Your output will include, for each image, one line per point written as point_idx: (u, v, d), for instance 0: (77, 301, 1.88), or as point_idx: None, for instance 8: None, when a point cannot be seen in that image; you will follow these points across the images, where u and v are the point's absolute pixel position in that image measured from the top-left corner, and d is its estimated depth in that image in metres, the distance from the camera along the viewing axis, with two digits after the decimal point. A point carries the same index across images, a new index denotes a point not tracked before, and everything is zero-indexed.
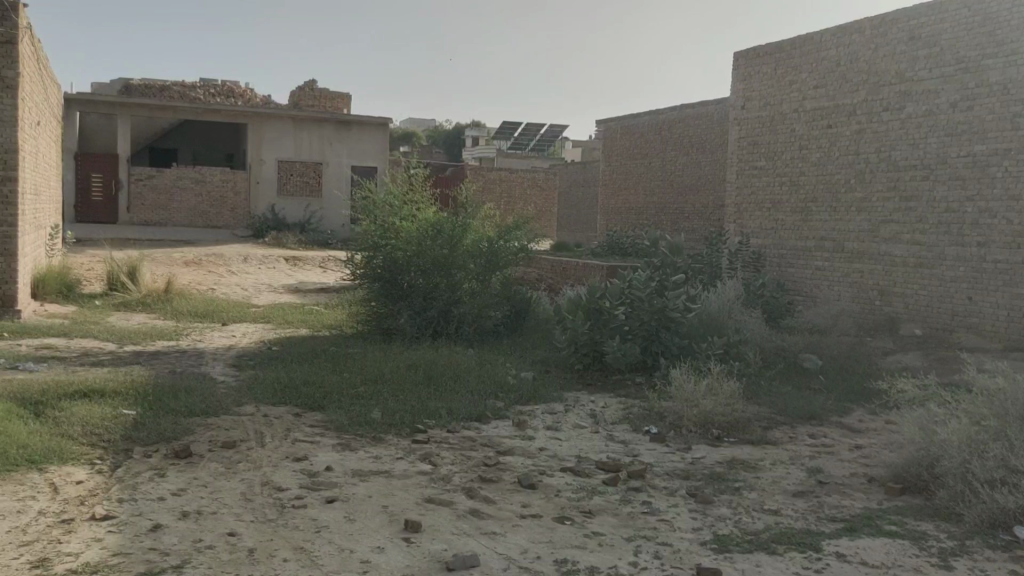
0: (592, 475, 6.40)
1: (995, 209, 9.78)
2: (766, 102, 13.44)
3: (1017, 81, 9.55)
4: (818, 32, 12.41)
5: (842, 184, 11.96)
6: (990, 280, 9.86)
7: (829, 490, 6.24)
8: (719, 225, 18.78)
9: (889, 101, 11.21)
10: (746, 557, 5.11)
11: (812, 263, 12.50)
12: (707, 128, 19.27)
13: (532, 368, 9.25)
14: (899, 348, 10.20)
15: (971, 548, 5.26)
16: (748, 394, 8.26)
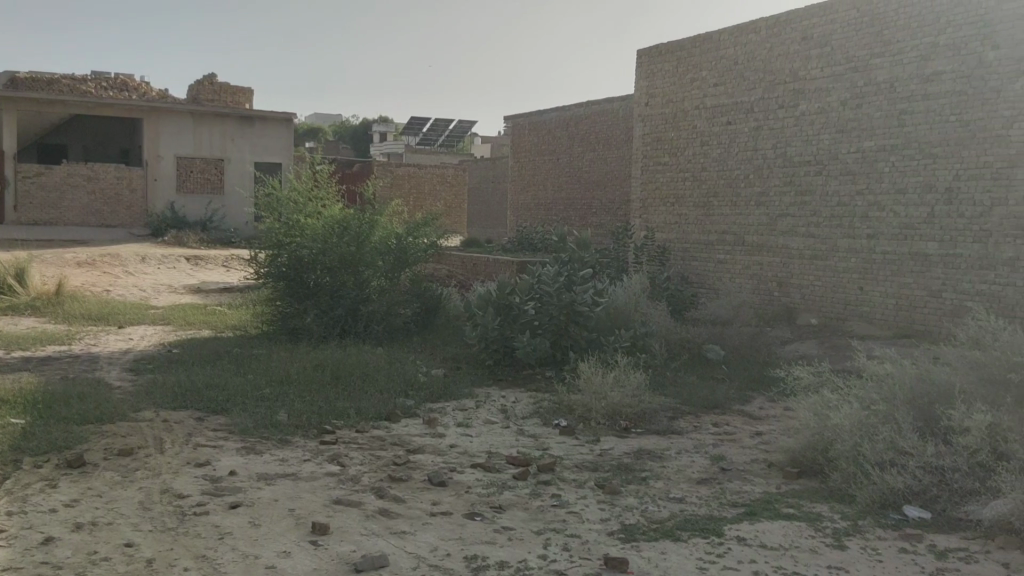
0: (502, 470, 6.42)
1: (883, 203, 10.23)
2: (668, 99, 13.73)
3: (901, 80, 10.00)
4: (717, 31, 12.74)
5: (742, 179, 12.33)
6: (879, 271, 10.32)
7: (731, 476, 6.44)
8: (625, 220, 19.14)
9: (785, 99, 11.60)
10: (652, 545, 5.22)
11: (714, 256, 12.84)
12: (612, 124, 19.58)
13: (442, 365, 9.23)
14: (796, 337, 10.59)
15: (862, 528, 5.51)
16: (654, 385, 8.45)
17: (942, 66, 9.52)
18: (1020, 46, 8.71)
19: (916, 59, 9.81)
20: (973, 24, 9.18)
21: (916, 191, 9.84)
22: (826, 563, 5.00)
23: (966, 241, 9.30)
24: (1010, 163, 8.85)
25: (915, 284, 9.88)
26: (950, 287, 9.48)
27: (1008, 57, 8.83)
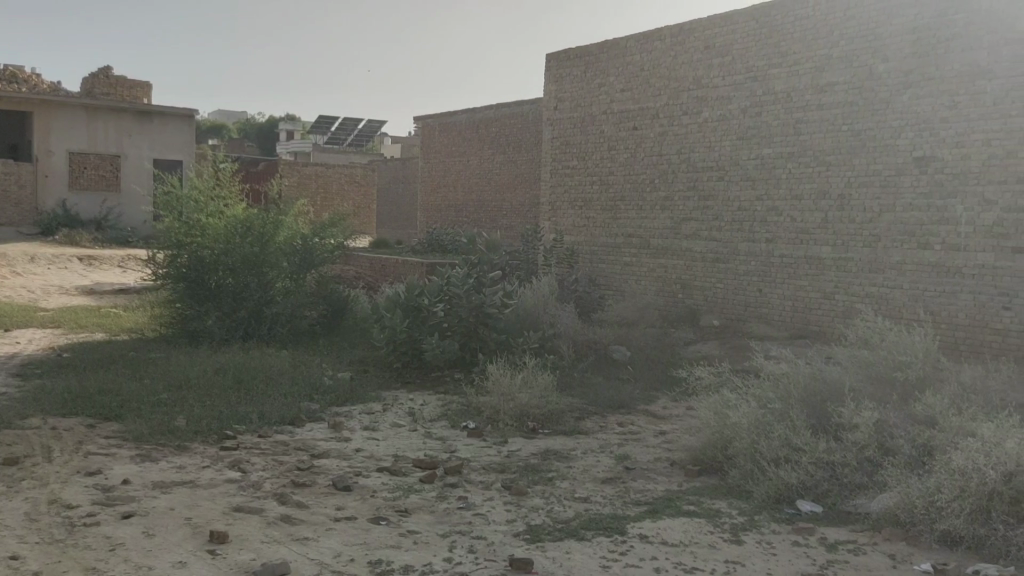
0: (408, 473, 6.38)
1: (781, 208, 10.60)
2: (577, 103, 13.90)
3: (797, 90, 10.39)
4: (623, 38, 12.97)
5: (647, 184, 12.60)
6: (777, 274, 10.69)
7: (635, 475, 6.56)
8: (534, 223, 19.31)
9: (688, 106, 11.90)
10: (557, 545, 5.27)
11: (621, 259, 13.08)
12: (522, 126, 19.72)
13: (349, 367, 9.11)
14: (699, 338, 10.88)
15: (759, 523, 5.69)
16: (562, 385, 8.55)
17: (835, 77, 9.92)
18: (907, 60, 9.16)
19: (811, 70, 10.20)
20: (863, 37, 9.60)
21: (811, 197, 10.24)
22: (724, 558, 5.15)
23: (857, 245, 9.72)
24: (897, 171, 9.29)
25: (810, 287, 10.27)
26: (842, 289, 9.89)
27: (896, 70, 9.27)
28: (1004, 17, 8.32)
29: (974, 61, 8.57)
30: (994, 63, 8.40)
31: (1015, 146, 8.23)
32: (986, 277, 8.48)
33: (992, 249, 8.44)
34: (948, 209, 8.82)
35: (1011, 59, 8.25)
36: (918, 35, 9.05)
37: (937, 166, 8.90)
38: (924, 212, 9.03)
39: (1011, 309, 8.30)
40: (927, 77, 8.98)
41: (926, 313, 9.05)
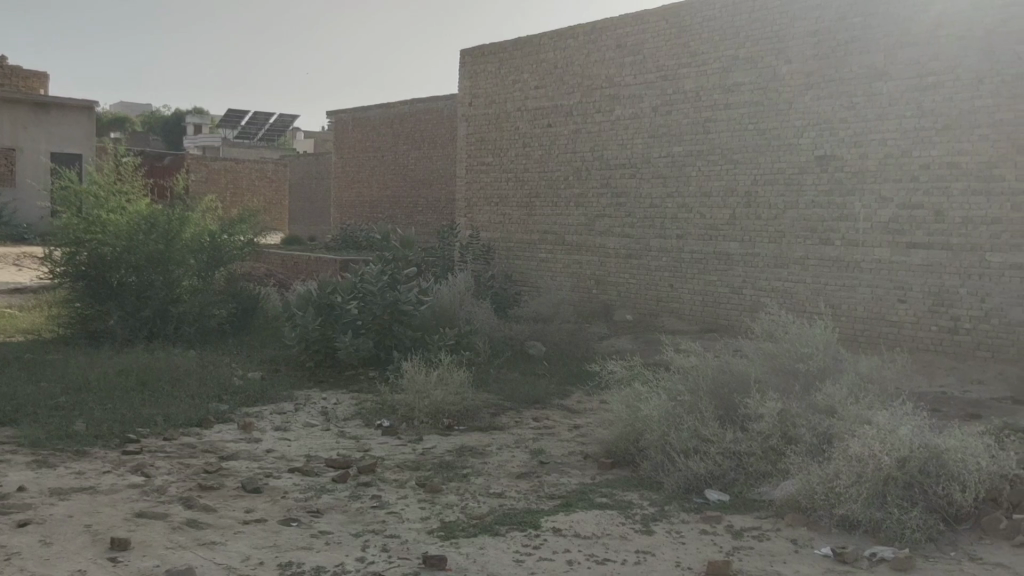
0: (320, 473, 6.28)
1: (691, 205, 10.84)
2: (491, 100, 13.93)
3: (706, 89, 10.63)
4: (537, 35, 13.06)
5: (562, 181, 12.71)
6: (687, 269, 10.93)
7: (549, 469, 6.61)
8: (449, 219, 19.27)
9: (601, 104, 12.06)
10: (470, 541, 5.27)
11: (535, 255, 13.18)
12: (437, 122, 19.65)
13: (259, 367, 8.92)
14: (613, 333, 11.04)
15: (668, 513, 5.82)
16: (477, 382, 8.55)
17: (742, 78, 10.20)
18: (809, 61, 9.49)
19: (719, 70, 10.46)
20: (768, 39, 9.90)
21: (719, 195, 10.50)
22: (634, 548, 5.24)
23: (763, 241, 10.02)
24: (800, 169, 9.62)
25: (719, 282, 10.54)
26: (749, 284, 10.19)
27: (799, 72, 9.59)
28: (899, 22, 8.70)
29: (871, 64, 8.93)
30: (889, 66, 8.77)
31: (909, 145, 8.62)
32: (883, 271, 8.86)
33: (888, 245, 8.82)
34: (847, 206, 9.17)
35: (905, 62, 8.64)
36: (819, 37, 9.38)
37: (837, 164, 9.25)
38: (825, 209, 9.38)
39: (906, 302, 8.70)
40: (827, 79, 9.32)
41: (827, 306, 9.39)
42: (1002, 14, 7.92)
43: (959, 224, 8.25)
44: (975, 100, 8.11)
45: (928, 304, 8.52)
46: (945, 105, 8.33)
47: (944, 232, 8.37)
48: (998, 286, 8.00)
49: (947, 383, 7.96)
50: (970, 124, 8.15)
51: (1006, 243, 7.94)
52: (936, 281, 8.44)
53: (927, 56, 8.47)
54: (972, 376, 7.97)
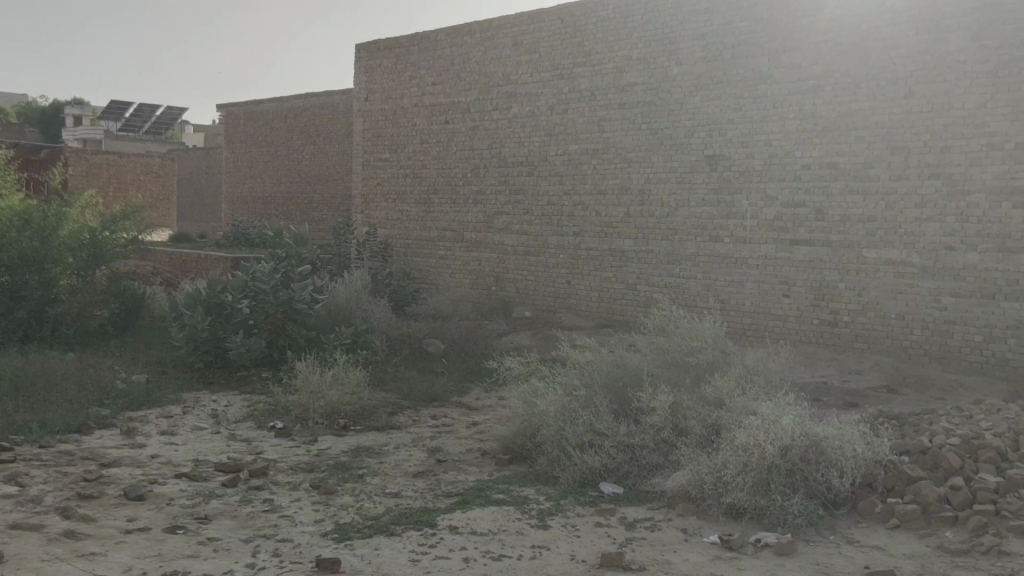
0: (210, 478, 6.09)
1: (587, 203, 11.00)
2: (388, 96, 13.79)
3: (600, 88, 10.80)
4: (433, 31, 12.99)
5: (460, 177, 12.70)
6: (584, 266, 11.10)
7: (446, 467, 6.60)
8: (346, 216, 18.99)
9: (498, 101, 12.10)
10: (365, 542, 5.20)
11: (433, 253, 13.14)
12: (332, 117, 19.32)
13: (145, 369, 8.58)
14: (511, 330, 11.10)
15: (564, 507, 5.89)
16: (374, 380, 8.46)
17: (635, 78, 10.41)
18: (699, 63, 9.76)
19: (613, 70, 10.64)
20: (659, 41, 10.13)
21: (614, 193, 10.69)
22: (530, 543, 5.28)
23: (656, 239, 10.26)
24: (690, 168, 9.89)
25: (614, 279, 10.74)
26: (643, 281, 10.42)
27: (688, 73, 9.85)
28: (782, 27, 9.04)
29: (757, 67, 9.25)
30: (773, 70, 9.11)
31: (792, 146, 8.98)
32: (768, 267, 9.21)
33: (773, 242, 9.17)
34: (735, 204, 9.48)
35: (788, 67, 8.99)
36: (708, 40, 9.66)
37: (726, 164, 9.55)
38: (715, 207, 9.67)
39: (790, 297, 9.06)
40: (716, 81, 9.61)
41: (717, 301, 9.70)
42: (877, 23, 8.34)
43: (838, 222, 8.65)
44: (852, 103, 8.51)
45: (810, 299, 8.91)
46: (825, 108, 8.71)
47: (824, 229, 8.75)
48: (874, 281, 8.42)
49: (828, 374, 8.34)
50: (848, 127, 8.55)
51: (881, 240, 8.36)
52: (817, 277, 8.83)
53: (808, 60, 8.83)
54: (849, 367, 8.38)
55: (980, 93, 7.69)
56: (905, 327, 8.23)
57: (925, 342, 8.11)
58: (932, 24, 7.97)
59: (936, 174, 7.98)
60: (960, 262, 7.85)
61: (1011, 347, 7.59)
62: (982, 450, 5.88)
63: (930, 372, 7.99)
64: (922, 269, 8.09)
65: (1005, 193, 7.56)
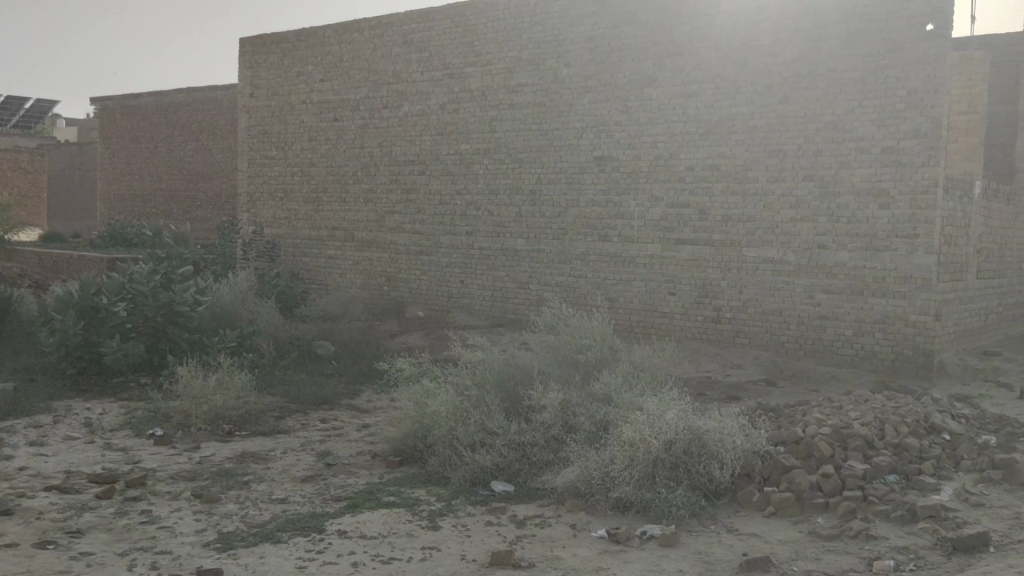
0: (83, 490, 5.79)
1: (479, 202, 11.03)
2: (274, 92, 13.45)
3: (490, 88, 10.84)
4: (320, 27, 12.76)
5: (350, 176, 12.51)
6: (476, 266, 11.13)
7: (335, 471, 6.49)
8: (232, 214, 18.44)
9: (388, 100, 11.98)
10: (250, 551, 5.06)
11: (323, 252, 12.91)
12: (216, 113, 18.71)
13: (12, 377, 8.10)
14: (403, 330, 11.02)
15: (455, 507, 5.89)
16: (261, 384, 8.25)
17: (525, 79, 10.49)
18: (587, 65, 9.92)
19: (503, 70, 10.69)
20: (548, 42, 10.24)
21: (506, 192, 10.76)
22: (420, 544, 5.25)
23: (547, 238, 10.38)
24: (580, 169, 10.04)
25: (506, 278, 10.81)
26: (535, 279, 10.52)
27: (577, 75, 10.01)
28: (666, 32, 9.29)
29: (642, 71, 9.48)
30: (658, 74, 9.35)
31: (676, 148, 9.24)
32: (655, 266, 9.45)
33: (659, 241, 9.42)
34: (623, 205, 9.69)
35: (672, 71, 9.25)
36: (596, 43, 9.83)
37: (614, 165, 9.75)
38: (603, 207, 9.85)
39: (675, 294, 9.33)
40: (603, 83, 9.79)
41: (606, 299, 9.89)
42: (755, 30, 8.67)
43: (720, 222, 8.95)
44: (733, 107, 8.83)
45: (694, 296, 9.19)
46: (707, 111, 9.01)
47: (707, 229, 9.05)
48: (753, 278, 8.76)
49: (711, 369, 8.63)
50: (728, 130, 8.86)
51: (759, 239, 8.70)
52: (701, 275, 9.12)
53: (691, 65, 9.11)
54: (731, 361, 8.69)
55: (849, 100, 8.10)
56: (782, 323, 8.60)
57: (800, 336, 8.49)
58: (805, 33, 8.34)
59: (810, 177, 8.36)
60: (832, 260, 8.25)
61: (878, 340, 8.04)
62: (851, 439, 6.20)
63: (805, 365, 8.38)
64: (797, 267, 8.47)
65: (872, 195, 7.99)
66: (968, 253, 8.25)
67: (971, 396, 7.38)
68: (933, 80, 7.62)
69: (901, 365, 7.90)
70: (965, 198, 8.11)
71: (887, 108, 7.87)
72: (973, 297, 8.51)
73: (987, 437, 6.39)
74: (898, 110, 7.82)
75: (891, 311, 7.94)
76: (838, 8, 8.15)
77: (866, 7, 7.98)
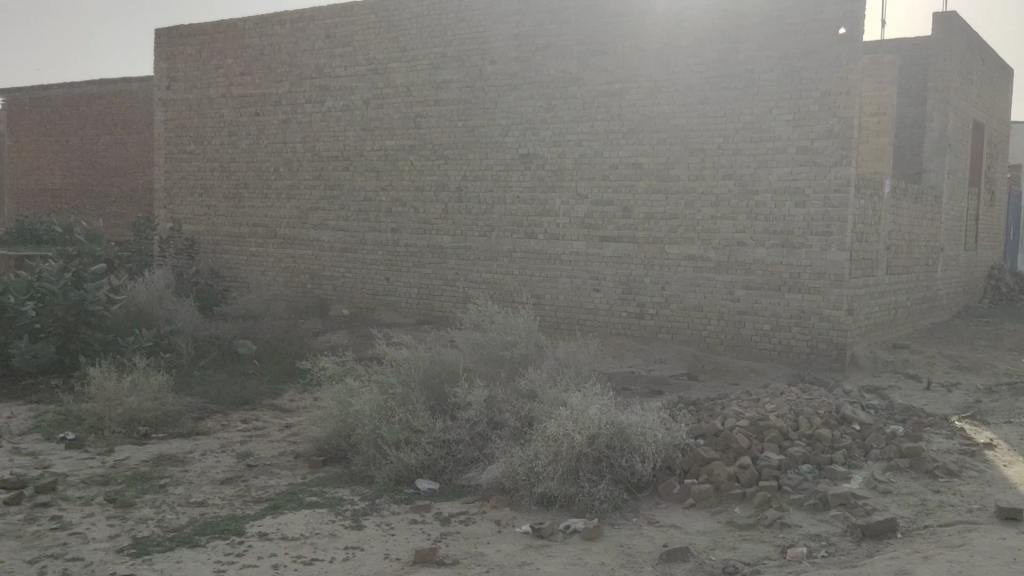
0: None
1: (404, 199, 10.97)
2: (192, 85, 13.11)
3: (415, 85, 10.78)
4: (240, 19, 12.49)
5: (272, 171, 12.29)
6: (402, 263, 11.06)
7: (256, 472, 6.38)
8: (149, 210, 17.92)
9: (310, 94, 11.80)
10: (166, 556, 4.92)
11: (246, 249, 12.65)
12: (131, 105, 18.13)
13: None
14: (328, 328, 10.89)
15: (379, 506, 5.85)
16: (179, 385, 8.04)
17: (450, 75, 10.47)
18: (511, 63, 9.95)
19: (428, 66, 10.64)
20: (473, 39, 10.24)
21: (432, 189, 10.71)
22: (343, 544, 5.20)
23: (473, 235, 10.38)
24: (506, 166, 10.07)
25: (433, 275, 10.78)
26: (461, 277, 10.52)
27: (502, 73, 10.03)
28: (589, 31, 9.38)
29: (567, 69, 9.56)
30: (582, 72, 9.44)
31: (600, 146, 9.35)
32: (580, 262, 9.55)
33: (583, 238, 9.52)
34: (548, 202, 9.75)
35: (596, 70, 9.35)
36: (521, 41, 9.86)
37: (539, 162, 9.80)
38: (529, 204, 9.90)
39: (600, 291, 9.45)
40: (528, 81, 9.84)
41: (532, 296, 9.96)
42: (676, 31, 8.83)
43: (643, 219, 9.10)
44: (655, 106, 8.98)
45: (619, 293, 9.33)
46: (630, 110, 9.14)
47: (631, 226, 9.18)
48: (676, 274, 8.92)
49: (634, 364, 8.77)
50: (651, 129, 9.01)
51: (681, 236, 8.88)
52: (625, 271, 9.25)
53: (614, 64, 9.22)
54: (654, 356, 8.85)
55: (766, 100, 8.32)
56: (704, 318, 8.79)
57: (720, 331, 8.70)
58: (725, 34, 8.53)
59: (729, 175, 8.56)
60: (750, 256, 8.47)
61: (794, 335, 8.28)
62: (767, 430, 6.38)
63: (724, 359, 8.58)
64: (717, 263, 8.67)
65: (789, 193, 8.22)
66: (878, 249, 8.57)
67: (881, 388, 7.67)
68: (845, 82, 7.89)
69: (815, 358, 8.16)
70: (876, 197, 8.41)
71: (802, 109, 8.11)
72: (883, 292, 8.85)
73: (895, 427, 6.65)
74: (812, 111, 8.06)
75: (806, 306, 8.19)
76: (756, 10, 8.36)
77: (782, 10, 8.20)
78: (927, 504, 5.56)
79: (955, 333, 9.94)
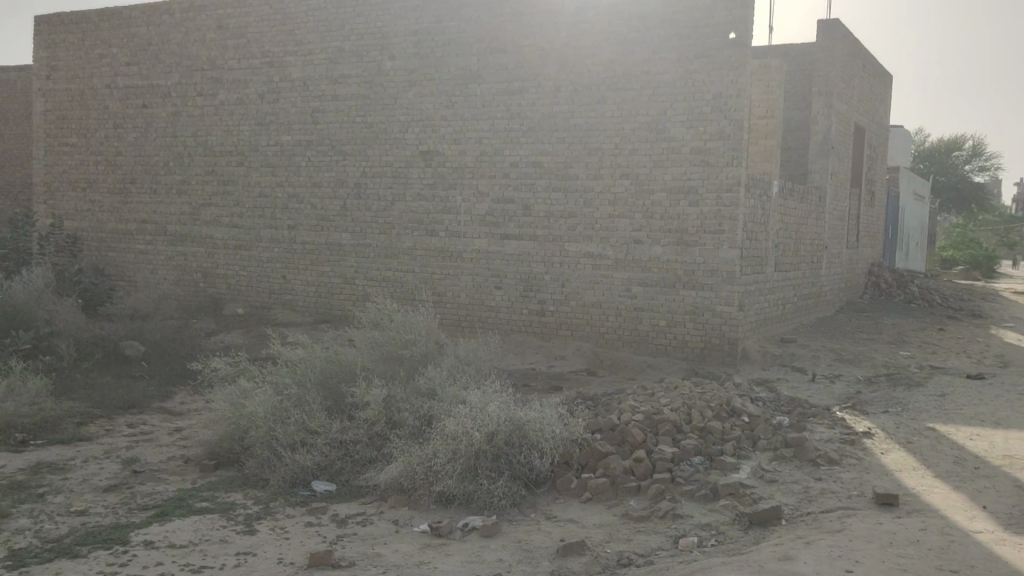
0: None
1: (301, 195, 10.75)
2: (75, 74, 12.52)
3: (312, 79, 10.58)
4: (126, 8, 11.99)
5: (161, 166, 11.84)
6: (299, 261, 10.85)
7: (143, 478, 6.14)
8: (28, 206, 17.01)
9: (202, 87, 11.43)
10: (43, 568, 4.68)
11: (135, 247, 12.17)
12: (7, 94, 17.17)
13: None
14: (221, 328, 10.58)
15: (273, 509, 5.71)
16: (59, 389, 7.67)
17: (348, 70, 10.32)
18: (410, 59, 9.88)
19: (325, 60, 10.45)
20: (371, 34, 10.11)
21: (330, 186, 10.54)
22: (234, 550, 5.05)
23: (373, 232, 10.26)
24: (405, 163, 9.99)
25: (332, 273, 10.61)
26: (360, 275, 10.39)
27: (401, 69, 9.95)
28: (488, 29, 9.40)
29: (466, 66, 9.55)
30: (481, 70, 9.46)
31: (500, 145, 9.38)
32: (480, 260, 9.57)
33: (484, 236, 9.54)
34: (449, 200, 9.73)
35: (495, 68, 9.37)
36: (419, 37, 9.80)
37: (439, 160, 9.77)
38: (429, 202, 9.86)
39: (500, 288, 9.49)
40: (427, 78, 9.78)
41: (432, 293, 9.92)
42: (573, 32, 8.94)
43: (543, 217, 9.18)
44: (553, 106, 9.07)
45: (519, 290, 9.39)
46: (529, 109, 9.20)
47: (531, 224, 9.25)
48: (575, 272, 9.04)
49: (533, 360, 8.85)
50: (550, 128, 9.10)
51: (580, 234, 9.00)
52: (525, 269, 9.32)
53: (513, 63, 9.27)
54: (554, 353, 8.95)
55: (661, 102, 8.51)
56: (602, 314, 8.93)
57: (618, 327, 8.86)
58: (621, 36, 8.69)
59: (626, 174, 8.72)
60: (646, 254, 8.65)
61: (688, 330, 8.51)
62: (661, 424, 6.53)
63: (622, 354, 8.75)
64: (615, 261, 8.82)
65: (683, 192, 8.43)
66: (767, 248, 8.89)
67: (769, 380, 7.96)
68: (735, 85, 8.15)
69: (708, 353, 8.40)
70: (764, 197, 8.72)
71: (696, 110, 8.34)
72: (772, 288, 9.18)
73: (781, 418, 6.92)
74: (705, 113, 8.29)
75: (700, 302, 8.42)
76: (651, 13, 8.54)
77: (675, 13, 8.40)
78: (810, 492, 5.79)
79: (838, 327, 10.41)
